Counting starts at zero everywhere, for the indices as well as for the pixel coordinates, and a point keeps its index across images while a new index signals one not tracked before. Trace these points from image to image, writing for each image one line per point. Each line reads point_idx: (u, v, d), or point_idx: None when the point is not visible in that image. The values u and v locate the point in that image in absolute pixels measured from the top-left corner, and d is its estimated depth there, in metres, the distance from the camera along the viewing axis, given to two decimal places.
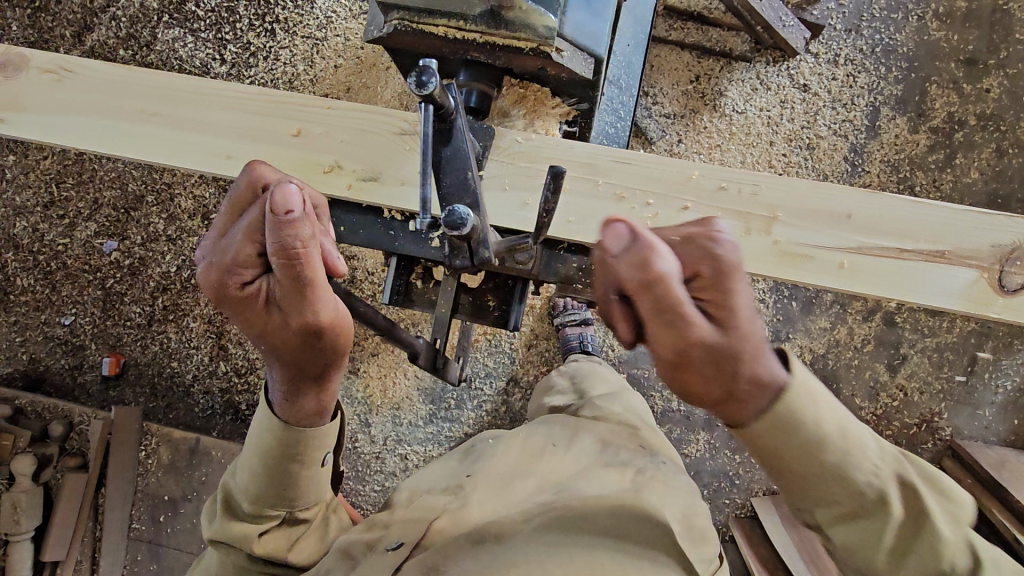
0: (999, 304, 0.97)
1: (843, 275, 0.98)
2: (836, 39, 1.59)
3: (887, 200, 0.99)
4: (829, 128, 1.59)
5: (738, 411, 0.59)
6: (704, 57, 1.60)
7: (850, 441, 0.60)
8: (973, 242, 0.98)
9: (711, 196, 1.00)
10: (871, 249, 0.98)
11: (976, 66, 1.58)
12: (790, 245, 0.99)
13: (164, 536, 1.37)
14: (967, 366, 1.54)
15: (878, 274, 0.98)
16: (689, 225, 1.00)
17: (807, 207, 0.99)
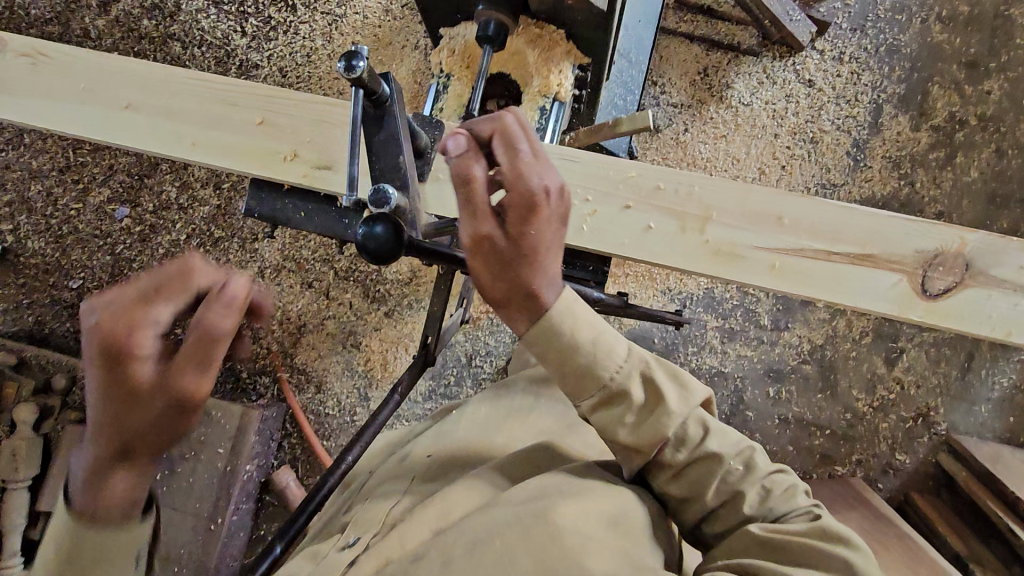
0: (921, 306, 0.95)
1: (773, 277, 0.96)
2: (842, 37, 1.63)
3: (816, 209, 0.97)
4: (832, 123, 1.62)
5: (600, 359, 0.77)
6: (713, 49, 1.64)
7: (702, 431, 0.74)
8: (899, 248, 0.96)
9: (650, 194, 0.99)
10: (802, 250, 0.96)
11: (977, 68, 1.61)
12: (721, 249, 0.97)
13: (160, 494, 1.38)
14: (964, 362, 1.55)
15: (809, 275, 0.96)
16: (631, 226, 0.98)
17: (743, 211, 0.98)
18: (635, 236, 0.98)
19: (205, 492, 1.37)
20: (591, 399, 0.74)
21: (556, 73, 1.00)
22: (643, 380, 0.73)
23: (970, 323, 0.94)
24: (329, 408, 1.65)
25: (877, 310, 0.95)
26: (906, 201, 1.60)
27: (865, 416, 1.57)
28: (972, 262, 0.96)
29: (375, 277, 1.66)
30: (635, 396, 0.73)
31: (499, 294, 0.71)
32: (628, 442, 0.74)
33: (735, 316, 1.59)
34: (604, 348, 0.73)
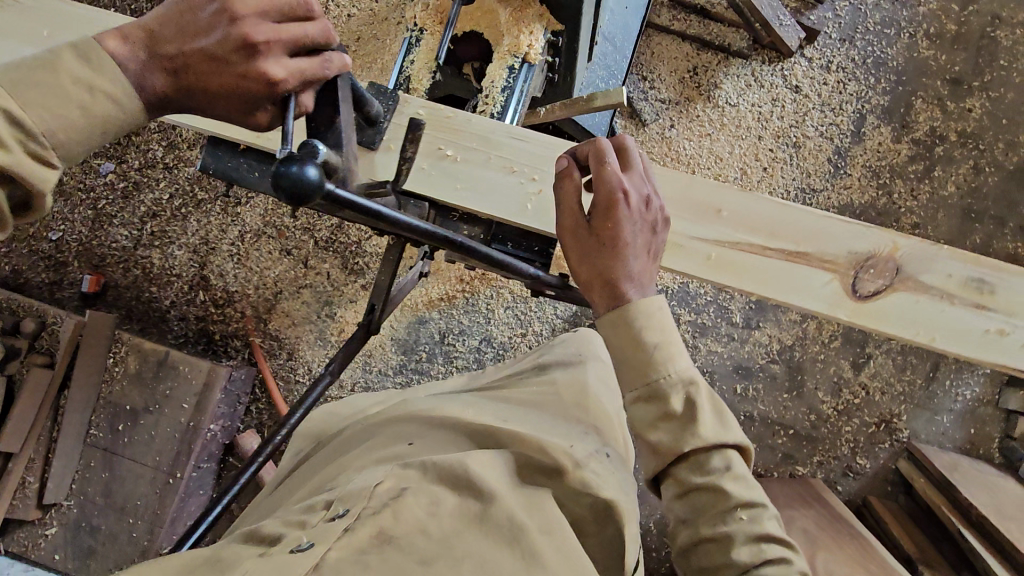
0: (848, 307, 0.92)
1: (707, 269, 0.93)
2: (831, 46, 1.65)
3: (753, 206, 0.95)
4: (816, 130, 1.64)
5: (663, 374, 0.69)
6: (704, 49, 1.66)
7: (726, 473, 0.67)
8: (832, 247, 0.94)
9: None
10: (737, 244, 0.94)
11: (960, 86, 1.64)
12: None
13: (121, 445, 1.37)
14: (928, 372, 1.57)
15: (742, 270, 0.93)
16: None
17: (680, 205, 0.95)
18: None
19: (167, 447, 1.37)
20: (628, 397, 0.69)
21: (526, 33, 0.89)
22: (688, 397, 0.67)
23: (895, 326, 0.92)
24: (300, 375, 1.66)
25: (806, 308, 0.93)
26: (883, 210, 1.62)
27: (828, 419, 1.58)
28: (901, 267, 0.94)
29: (354, 249, 1.67)
30: (672, 407, 0.67)
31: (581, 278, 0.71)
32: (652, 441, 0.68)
33: (708, 312, 1.60)
34: (657, 357, 0.68)
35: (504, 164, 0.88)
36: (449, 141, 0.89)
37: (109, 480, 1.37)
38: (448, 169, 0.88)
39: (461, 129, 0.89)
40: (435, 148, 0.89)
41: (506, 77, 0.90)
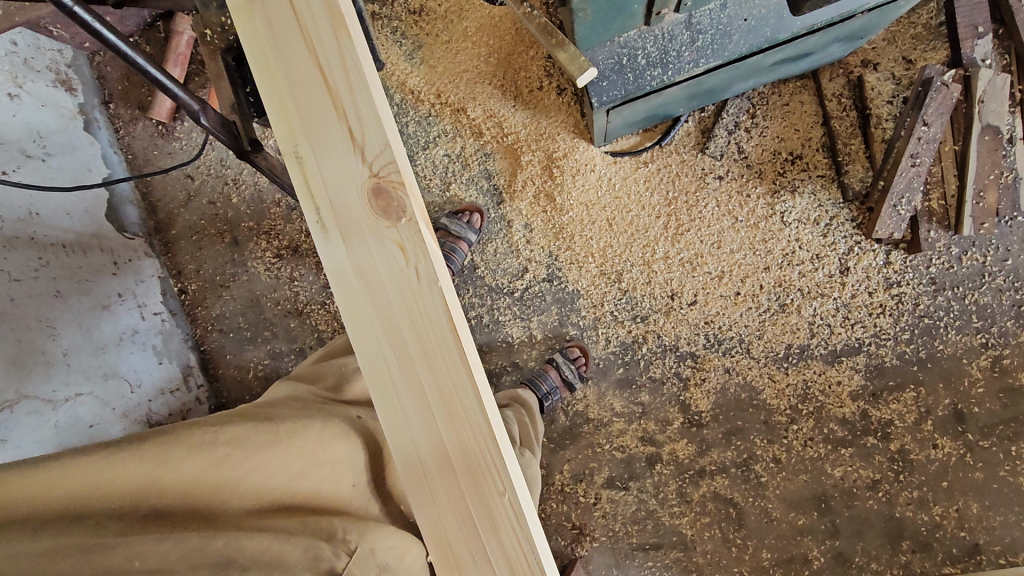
0: None
1: (399, 442, 0.57)
2: (915, 273, 1.38)
3: (504, 451, 0.55)
4: (812, 315, 1.42)
5: (436, 433, 0.56)
6: (825, 150, 1.38)
7: (507, 523, 0.55)
8: (496, 516, 0.55)
9: (387, 211, 0.55)
10: (440, 440, 0.56)
11: (956, 422, 1.40)
12: (371, 369, 0.57)
13: None
14: (647, 544, 1.50)
15: (420, 468, 0.57)
16: (356, 251, 0.56)
17: (419, 346, 0.56)
18: (343, 275, 0.57)
19: None
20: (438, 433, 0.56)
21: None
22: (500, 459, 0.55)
23: None
24: None
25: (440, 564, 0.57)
26: (771, 424, 1.46)
27: (547, 488, 1.54)
28: None
29: None
30: (472, 452, 0.56)
31: (413, 293, 0.55)
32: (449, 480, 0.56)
33: (567, 329, 1.53)
34: (464, 407, 0.55)
35: (329, 120, 0.54)
36: (292, 9, 0.53)
37: None
38: (262, 45, 0.54)
39: (309, 6, 0.52)
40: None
41: None
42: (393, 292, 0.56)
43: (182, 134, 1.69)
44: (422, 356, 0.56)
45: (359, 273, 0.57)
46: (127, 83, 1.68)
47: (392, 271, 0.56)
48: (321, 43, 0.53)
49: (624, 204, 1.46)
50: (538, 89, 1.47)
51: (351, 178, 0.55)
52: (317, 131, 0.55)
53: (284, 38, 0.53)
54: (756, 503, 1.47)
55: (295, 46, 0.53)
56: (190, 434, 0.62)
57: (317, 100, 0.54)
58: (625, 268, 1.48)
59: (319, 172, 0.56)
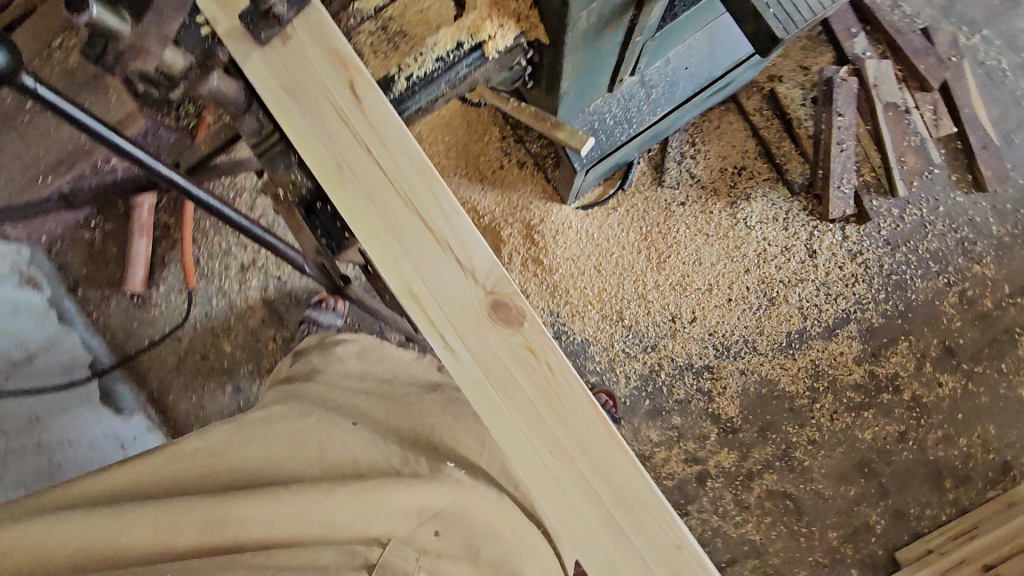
0: None
1: (568, 524, 0.60)
2: (871, 239, 1.54)
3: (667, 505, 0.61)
4: (799, 300, 1.56)
5: (600, 504, 0.61)
6: (763, 157, 1.54)
7: (688, 563, 0.60)
8: (677, 565, 0.60)
9: (505, 317, 0.61)
10: (606, 511, 0.61)
11: (949, 357, 1.54)
12: (527, 467, 0.61)
13: (19, 121, 1.36)
14: (725, 563, 1.54)
15: (596, 545, 0.60)
16: (482, 361, 0.61)
17: (565, 429, 0.61)
18: (475, 385, 0.61)
19: (23, 160, 1.37)
20: (601, 503, 0.61)
21: (495, 22, 0.70)
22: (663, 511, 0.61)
23: None
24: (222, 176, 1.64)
25: None
26: (797, 409, 1.56)
27: None
28: None
29: None
30: (637, 511, 0.61)
31: (549, 381, 0.61)
32: (625, 546, 0.60)
33: (587, 378, 1.59)
34: (620, 472, 0.61)
35: (438, 258, 0.61)
36: (387, 175, 0.62)
37: None
38: (362, 213, 0.62)
39: (402, 170, 0.62)
40: (358, 170, 0.62)
41: (450, 53, 0.70)
42: (529, 386, 0.61)
43: (159, 300, 1.66)
44: (570, 439, 0.61)
45: (495, 384, 0.61)
46: (90, 265, 1.64)
47: (524, 368, 0.61)
48: (421, 198, 0.62)
49: (606, 249, 1.57)
50: (498, 169, 1.58)
51: (468, 303, 0.61)
52: (426, 263, 0.61)
53: (384, 198, 0.62)
54: (808, 488, 1.54)
55: (393, 196, 0.62)
56: (219, 503, 0.67)
57: (422, 243, 0.61)
58: (624, 306, 1.57)
59: (434, 302, 0.61)
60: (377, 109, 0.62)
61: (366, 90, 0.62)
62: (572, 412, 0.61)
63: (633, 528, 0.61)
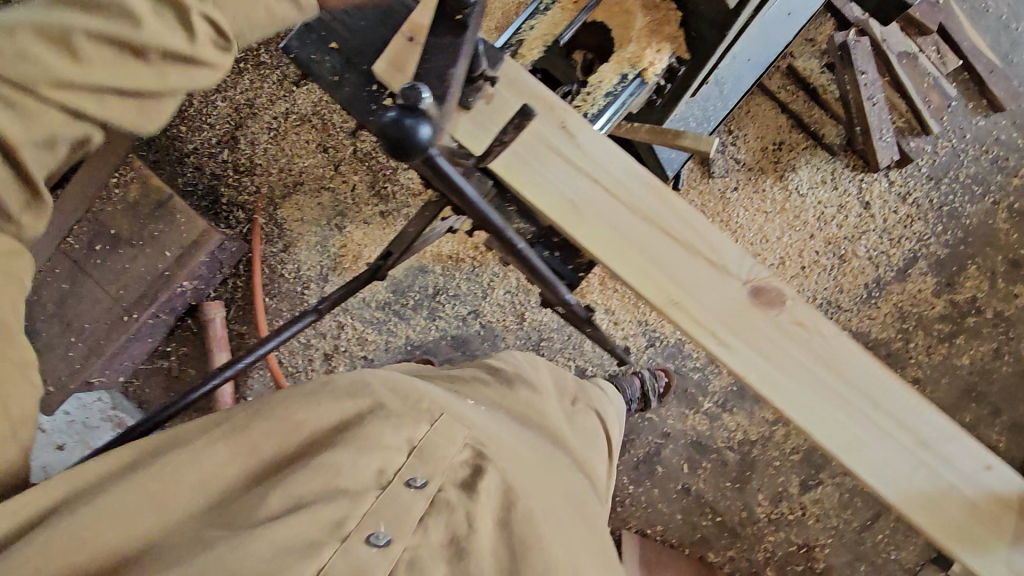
0: (960, 529, 0.69)
1: (860, 457, 0.68)
2: (915, 178, 1.62)
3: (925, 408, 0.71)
4: (867, 251, 1.62)
5: (879, 429, 0.69)
6: (797, 128, 1.63)
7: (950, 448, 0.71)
8: (946, 453, 0.70)
9: (758, 295, 0.69)
10: (884, 431, 0.69)
11: (1017, 268, 1.62)
12: (815, 421, 0.68)
13: (92, 265, 1.35)
14: (866, 519, 1.58)
15: (886, 464, 0.69)
16: (752, 341, 0.68)
17: (831, 374, 0.69)
18: (752, 364, 0.68)
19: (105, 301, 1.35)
20: (878, 427, 0.69)
21: (653, 50, 0.87)
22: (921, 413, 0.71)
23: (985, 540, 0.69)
24: (287, 272, 1.63)
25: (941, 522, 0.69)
26: (894, 353, 1.61)
27: (757, 524, 1.59)
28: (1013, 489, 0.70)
29: (387, 174, 1.64)
30: (903, 422, 0.70)
31: (808, 337, 0.70)
32: (903, 455, 0.70)
33: (690, 377, 1.61)
34: (883, 394, 0.70)
35: (687, 260, 0.68)
36: (623, 201, 0.67)
37: (65, 294, 1.34)
38: (621, 247, 0.67)
39: (633, 192, 0.68)
40: (607, 209, 0.67)
41: (619, 82, 0.85)
42: (795, 348, 0.69)
43: None
44: (837, 380, 0.70)
45: (766, 359, 0.68)
46: (171, 393, 1.57)
47: (785, 332, 0.69)
48: (657, 213, 0.68)
49: None
50: None
51: (732, 296, 0.68)
52: (680, 269, 0.68)
53: (626, 221, 0.68)
54: None
55: (633, 219, 0.68)
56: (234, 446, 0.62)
57: (670, 252, 0.68)
58: None
59: (697, 301, 0.68)
60: (606, 150, 0.68)
61: (592, 136, 0.68)
62: (829, 354, 0.70)
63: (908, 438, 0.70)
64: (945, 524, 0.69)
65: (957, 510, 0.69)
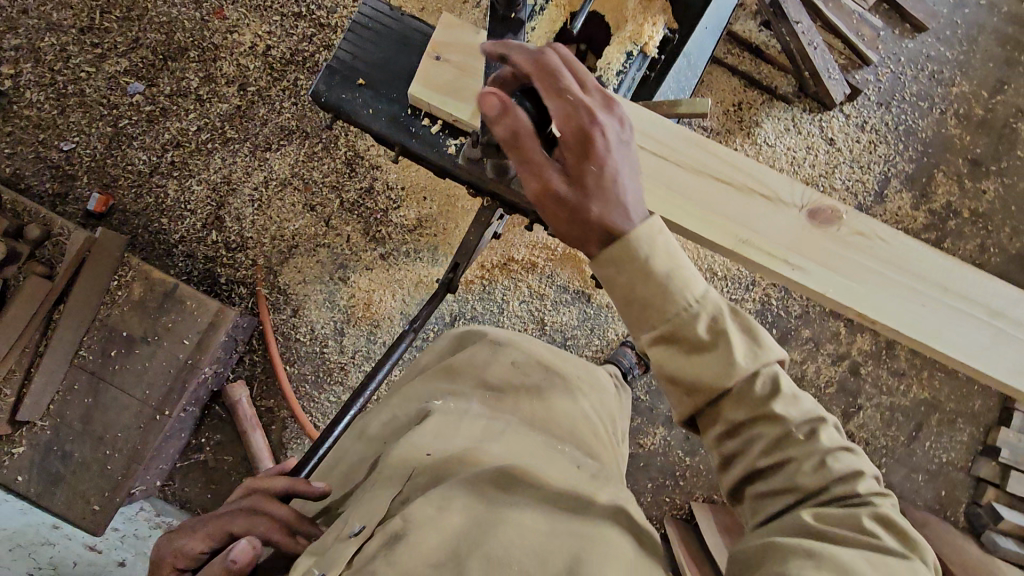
0: (987, 349, 0.91)
1: (895, 313, 0.91)
2: (867, 107, 1.73)
3: (937, 261, 0.95)
4: (843, 183, 1.71)
5: (902, 287, 0.93)
6: (751, 87, 1.72)
7: (964, 291, 0.93)
8: (960, 294, 0.93)
9: (790, 208, 0.95)
10: (907, 288, 0.93)
11: (978, 167, 1.74)
12: (852, 291, 0.92)
13: (111, 372, 1.32)
14: (912, 431, 1.64)
15: (916, 312, 0.92)
16: (792, 242, 0.94)
17: (859, 254, 0.94)
18: (796, 257, 0.93)
19: (133, 405, 1.31)
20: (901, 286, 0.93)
21: (651, 25, 0.98)
22: (935, 265, 0.94)
23: (1008, 353, 0.91)
24: (301, 335, 1.61)
25: (973, 345, 0.91)
26: None
27: None
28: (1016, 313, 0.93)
29: (379, 217, 1.64)
30: (921, 277, 0.94)
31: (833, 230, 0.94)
32: (927, 303, 0.92)
33: None
34: (901, 259, 0.94)
35: (733, 194, 0.95)
36: (676, 164, 0.95)
37: (90, 408, 1.31)
38: (702, 202, 0.94)
39: (682, 154, 0.96)
40: (689, 177, 0.95)
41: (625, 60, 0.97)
42: (827, 240, 0.94)
43: None
44: (865, 258, 0.94)
45: (805, 253, 0.93)
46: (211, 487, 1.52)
47: (817, 226, 0.94)
48: (704, 163, 0.96)
49: None
50: None
51: (797, 220, 0.95)
52: (727, 199, 0.95)
53: (681, 179, 0.95)
54: None
55: (686, 174, 0.95)
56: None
57: (719, 192, 0.95)
58: (712, 260, 1.66)
59: (745, 222, 0.94)
60: (686, 136, 0.97)
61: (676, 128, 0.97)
62: (853, 239, 0.94)
63: (929, 290, 0.93)
64: (974, 350, 0.91)
65: (982, 337, 0.91)
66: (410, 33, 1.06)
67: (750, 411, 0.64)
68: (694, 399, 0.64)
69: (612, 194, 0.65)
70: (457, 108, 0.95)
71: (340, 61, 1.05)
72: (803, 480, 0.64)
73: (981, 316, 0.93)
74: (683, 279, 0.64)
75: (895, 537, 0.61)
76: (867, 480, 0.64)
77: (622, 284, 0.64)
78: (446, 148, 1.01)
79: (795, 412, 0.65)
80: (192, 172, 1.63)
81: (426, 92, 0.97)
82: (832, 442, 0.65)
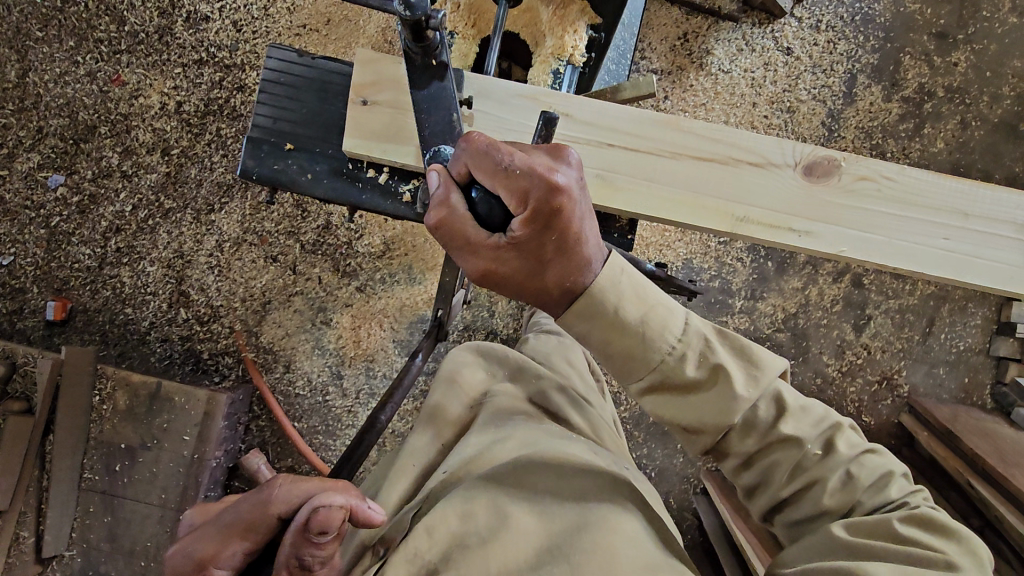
0: (1007, 265, 0.88)
1: (912, 254, 0.87)
2: (818, 5, 1.62)
3: (947, 184, 0.89)
4: (809, 93, 1.62)
5: (914, 223, 0.88)
6: (693, 14, 1.61)
7: (977, 211, 0.89)
8: (974, 214, 0.89)
9: (782, 167, 0.89)
10: (920, 223, 0.88)
11: (945, 40, 1.64)
12: (864, 243, 0.87)
13: (121, 487, 1.29)
14: (925, 327, 1.62)
15: (933, 246, 0.87)
16: (793, 205, 0.88)
17: (863, 200, 0.88)
18: (801, 222, 0.88)
19: (152, 513, 1.29)
20: (915, 223, 0.88)
21: (571, 33, 0.97)
22: (945, 189, 0.89)
23: None
24: (300, 388, 1.58)
25: (994, 266, 0.88)
26: None
27: (836, 384, 1.62)
28: None
29: (344, 250, 1.57)
30: (934, 207, 0.88)
31: (832, 181, 0.89)
32: (942, 233, 0.88)
33: (713, 286, 1.61)
34: (908, 193, 0.89)
35: (720, 170, 0.88)
36: (653, 151, 0.88)
37: (112, 525, 1.30)
38: (691, 188, 0.88)
39: (658, 138, 0.88)
40: (671, 162, 0.88)
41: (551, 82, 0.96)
42: (827, 193, 0.88)
43: None
44: (871, 202, 0.88)
45: (808, 215, 0.88)
46: None
47: (814, 184, 0.89)
48: (683, 143, 0.89)
49: None
50: None
51: (792, 179, 0.89)
52: (717, 176, 0.88)
53: (663, 166, 0.88)
54: None
55: (666, 160, 0.88)
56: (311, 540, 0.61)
57: (706, 170, 0.88)
58: None
59: (739, 197, 0.88)
60: (659, 119, 0.89)
61: (642, 112, 0.88)
62: (855, 185, 0.89)
63: (942, 219, 0.88)
64: (996, 271, 0.88)
65: (1001, 254, 0.88)
66: (329, 78, 0.92)
67: (762, 441, 0.72)
68: (703, 438, 0.71)
69: (570, 262, 0.62)
70: (401, 153, 0.87)
71: (261, 128, 0.90)
72: (830, 500, 0.73)
73: (996, 231, 0.89)
74: (662, 322, 0.67)
75: (930, 532, 0.68)
76: (897, 480, 0.73)
77: (604, 345, 0.67)
78: (400, 196, 0.90)
79: (809, 425, 0.73)
80: (143, 252, 1.56)
81: (366, 144, 0.87)
82: (850, 448, 0.74)
